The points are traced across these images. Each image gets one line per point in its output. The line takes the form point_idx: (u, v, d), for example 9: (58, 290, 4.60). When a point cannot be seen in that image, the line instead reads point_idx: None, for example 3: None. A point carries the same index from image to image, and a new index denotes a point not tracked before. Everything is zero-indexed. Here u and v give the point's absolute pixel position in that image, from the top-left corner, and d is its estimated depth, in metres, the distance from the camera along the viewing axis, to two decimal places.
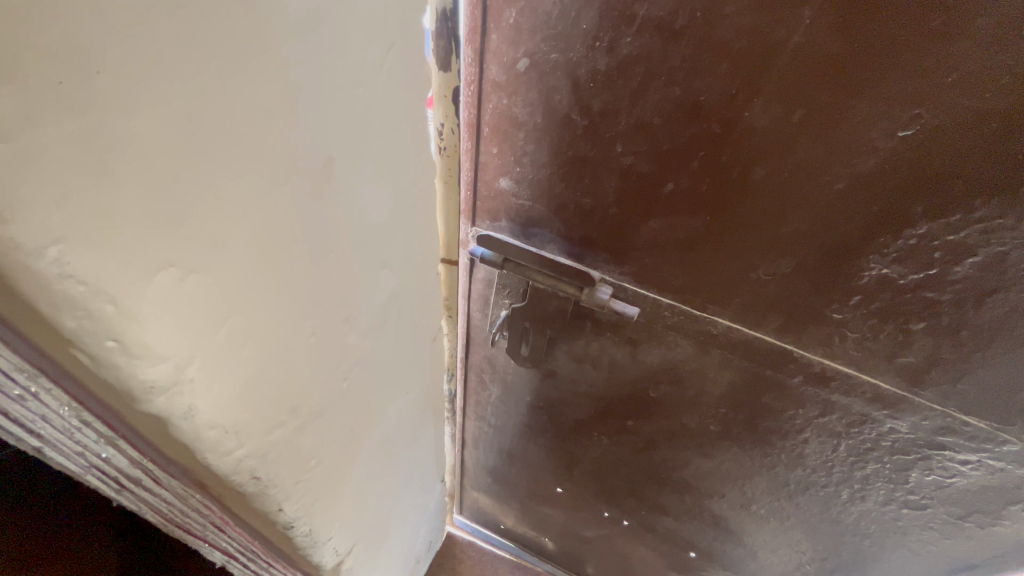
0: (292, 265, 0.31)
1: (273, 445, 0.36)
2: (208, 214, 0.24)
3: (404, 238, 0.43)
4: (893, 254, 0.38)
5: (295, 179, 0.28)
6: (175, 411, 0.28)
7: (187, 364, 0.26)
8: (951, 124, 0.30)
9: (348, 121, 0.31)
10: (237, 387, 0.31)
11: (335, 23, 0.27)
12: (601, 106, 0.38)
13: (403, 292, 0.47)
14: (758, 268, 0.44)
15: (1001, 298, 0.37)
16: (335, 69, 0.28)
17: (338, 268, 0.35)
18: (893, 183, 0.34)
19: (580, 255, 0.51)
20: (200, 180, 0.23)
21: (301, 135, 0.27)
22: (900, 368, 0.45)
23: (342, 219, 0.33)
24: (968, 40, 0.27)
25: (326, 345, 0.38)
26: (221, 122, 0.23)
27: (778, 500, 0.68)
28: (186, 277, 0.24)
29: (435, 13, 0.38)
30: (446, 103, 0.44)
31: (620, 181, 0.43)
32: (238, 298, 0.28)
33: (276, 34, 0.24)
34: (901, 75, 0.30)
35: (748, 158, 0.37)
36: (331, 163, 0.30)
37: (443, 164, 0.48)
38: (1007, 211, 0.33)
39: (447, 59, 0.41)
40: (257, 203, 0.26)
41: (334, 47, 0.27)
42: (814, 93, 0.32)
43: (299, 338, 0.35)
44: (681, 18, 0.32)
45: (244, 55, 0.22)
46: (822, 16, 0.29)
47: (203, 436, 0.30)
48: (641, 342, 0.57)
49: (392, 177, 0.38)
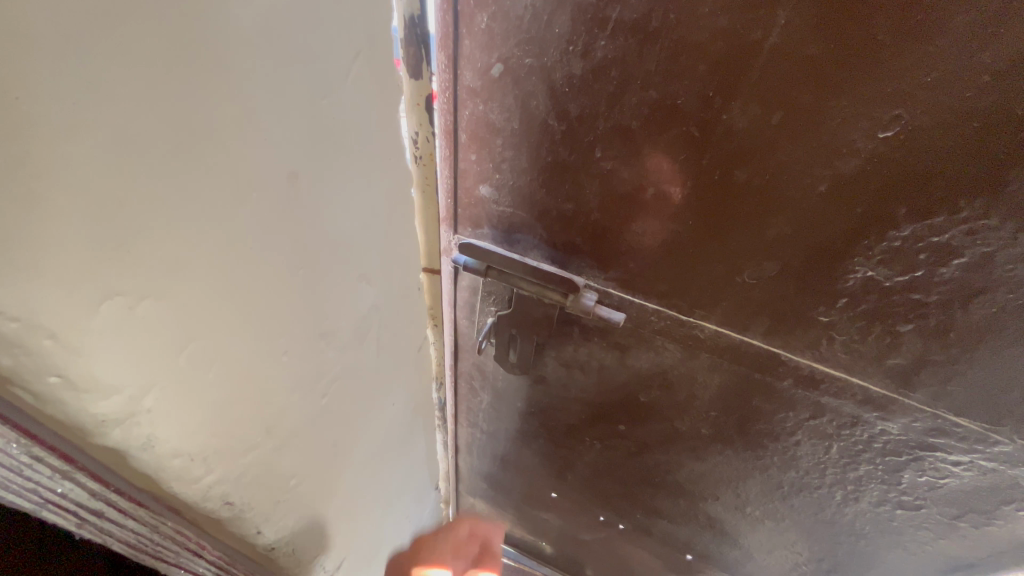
0: (259, 284, 0.30)
1: (248, 468, 0.36)
2: (156, 240, 0.23)
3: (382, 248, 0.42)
4: (877, 256, 0.37)
5: (255, 196, 0.27)
6: (133, 442, 0.27)
7: (144, 394, 0.26)
8: (934, 125, 0.30)
9: (312, 134, 0.29)
10: (200, 412, 0.30)
11: (292, 34, 0.25)
12: (578, 110, 0.38)
13: (384, 303, 0.46)
14: (742, 272, 0.43)
15: (989, 299, 0.36)
16: (297, 79, 0.27)
17: (312, 284, 0.34)
18: (875, 185, 0.33)
19: (564, 261, 0.50)
20: (147, 204, 0.22)
21: (262, 150, 0.26)
22: (890, 369, 0.44)
23: (312, 234, 0.32)
24: (946, 39, 0.27)
25: (302, 363, 0.37)
26: (169, 142, 0.22)
27: (771, 502, 0.67)
28: (136, 304, 0.24)
29: (404, 20, 0.38)
30: (420, 110, 0.43)
31: (601, 186, 0.42)
32: (201, 322, 0.27)
33: (230, 45, 0.22)
34: (882, 74, 0.29)
35: (729, 160, 0.36)
36: (298, 176, 0.29)
37: (420, 172, 0.48)
38: (991, 212, 0.32)
39: (419, 66, 0.40)
40: (215, 224, 0.25)
41: (292, 61, 0.26)
42: (791, 94, 0.31)
43: (272, 359, 0.34)
44: (655, 20, 0.31)
45: (189, 69, 0.21)
46: (799, 16, 0.28)
47: (167, 464, 0.29)
48: (629, 346, 0.56)
49: (365, 189, 0.37)
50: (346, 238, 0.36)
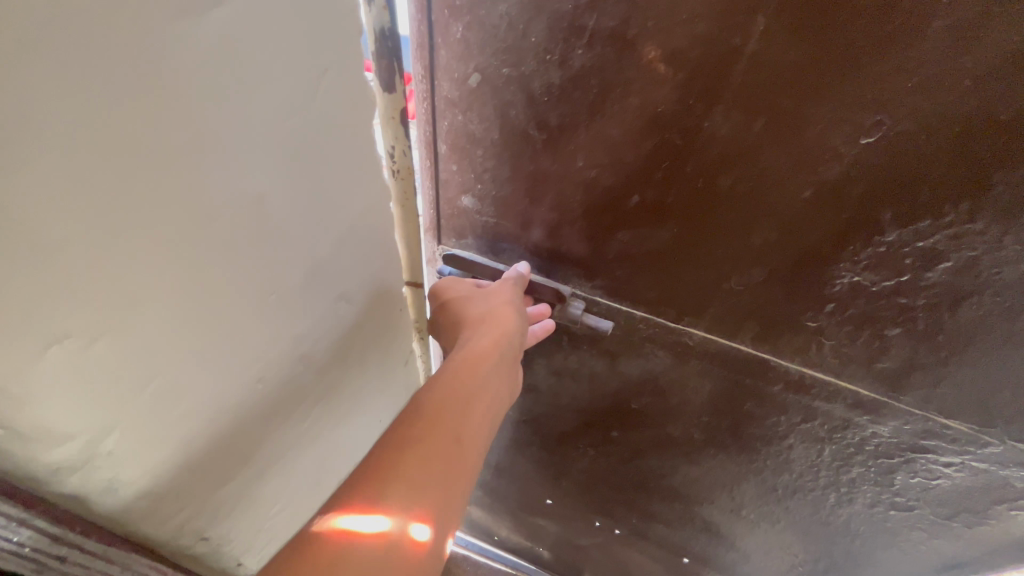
0: (223, 311, 0.29)
1: (220, 501, 0.37)
2: (105, 278, 0.22)
3: (364, 267, 0.40)
4: (863, 262, 0.36)
5: (218, 223, 0.26)
6: (94, 487, 0.28)
7: (101, 438, 0.27)
8: (918, 129, 0.29)
9: (281, 153, 0.28)
10: (160, 447, 0.30)
11: (259, 51, 0.24)
12: (558, 119, 0.37)
13: (368, 321, 0.44)
14: (730, 278, 0.42)
15: (976, 301, 0.36)
16: (265, 100, 0.25)
17: (284, 307, 0.34)
18: (860, 190, 0.33)
19: (551, 270, 0.49)
20: (95, 252, 0.22)
21: (226, 174, 0.25)
22: (880, 373, 0.43)
23: (283, 255, 0.31)
24: (929, 42, 0.26)
25: (277, 384, 0.37)
26: (118, 175, 0.21)
27: (766, 505, 0.66)
28: (89, 346, 0.23)
29: (372, 33, 0.35)
30: (395, 125, 0.40)
31: (585, 194, 0.41)
32: (158, 359, 0.27)
33: (186, 77, 0.21)
34: (865, 78, 0.28)
35: (711, 168, 0.36)
36: (263, 198, 0.28)
37: (398, 186, 0.45)
38: (976, 215, 0.31)
39: (392, 80, 0.37)
40: (171, 255, 0.25)
41: (261, 80, 0.24)
42: (770, 100, 0.31)
43: (244, 386, 0.34)
44: (633, 27, 0.31)
45: (141, 95, 0.20)
46: (777, 21, 0.28)
47: (132, 507, 0.31)
48: (619, 353, 0.55)
49: (343, 206, 0.35)
50: (321, 258, 0.35)
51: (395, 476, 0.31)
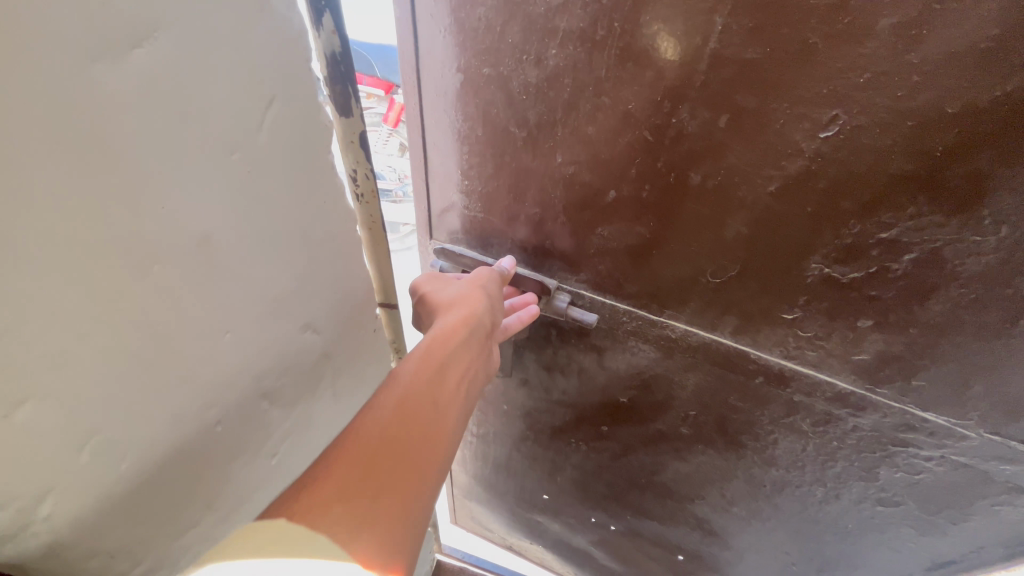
0: (171, 356, 0.31)
1: (182, 548, 0.38)
2: (42, 332, 0.24)
3: (329, 294, 0.42)
4: (832, 254, 0.37)
5: (160, 267, 0.28)
6: (36, 550, 0.29)
7: (41, 501, 0.27)
8: (871, 123, 0.30)
9: (225, 196, 0.30)
10: (107, 504, 0.31)
11: (195, 104, 0.26)
12: (537, 118, 0.39)
13: (339, 350, 0.46)
14: (706, 272, 0.43)
15: (943, 294, 0.36)
16: (205, 148, 0.28)
17: (241, 343, 0.35)
18: (823, 184, 0.34)
19: (537, 264, 0.51)
20: (34, 311, 0.24)
21: (165, 220, 0.27)
22: (857, 366, 0.44)
23: (237, 291, 0.33)
24: (875, 39, 0.28)
25: (239, 415, 0.38)
26: (49, 236, 0.23)
27: (756, 501, 0.66)
28: (18, 406, 0.25)
29: (325, 58, 0.36)
30: (354, 147, 0.41)
31: (565, 191, 0.43)
32: (105, 412, 0.29)
33: (107, 122, 0.23)
34: (818, 76, 0.30)
35: (682, 164, 0.37)
36: (210, 237, 0.30)
37: (363, 211, 0.46)
38: (936, 207, 0.32)
39: (347, 104, 0.38)
40: (113, 301, 0.27)
41: (199, 130, 0.27)
42: (733, 98, 0.32)
43: (203, 431, 0.35)
44: (601, 28, 0.33)
45: (70, 157, 0.23)
46: (734, 22, 0.30)
47: (84, 564, 0.32)
48: (606, 347, 0.56)
49: (303, 229, 0.37)
50: (282, 286, 0.37)
51: (366, 453, 0.32)
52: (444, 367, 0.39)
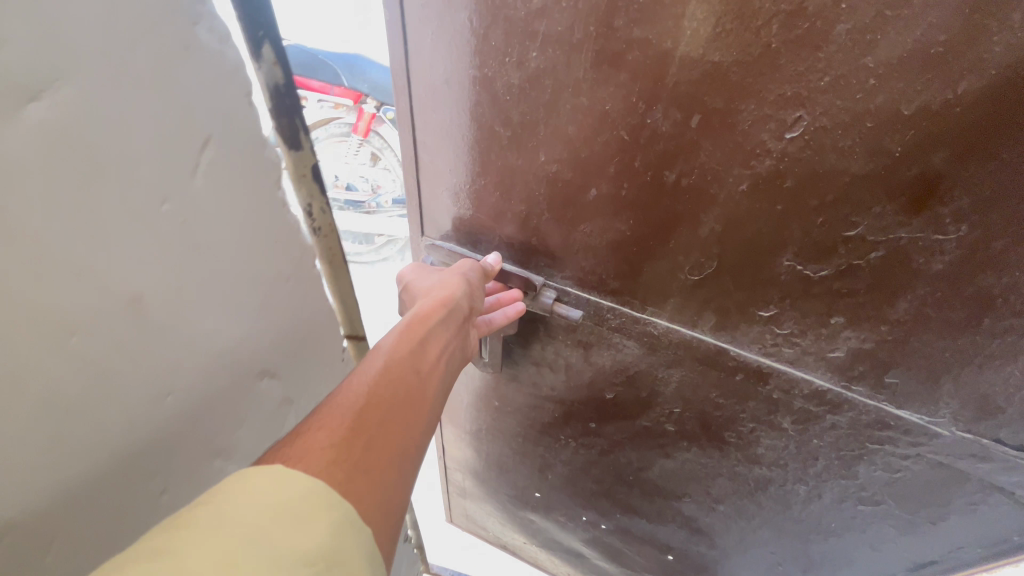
0: (99, 429, 0.29)
1: None
2: None
3: (283, 343, 0.42)
4: (803, 251, 0.38)
5: (83, 335, 0.27)
6: None
7: None
8: (832, 124, 0.32)
9: (154, 255, 0.29)
10: None
11: (111, 169, 0.26)
12: (520, 117, 0.41)
13: (297, 393, 0.46)
14: (683, 269, 0.44)
15: (909, 292, 0.37)
16: (126, 210, 0.27)
17: (181, 406, 0.34)
18: (791, 182, 0.35)
19: (523, 260, 0.52)
20: None
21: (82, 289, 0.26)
22: (831, 363, 0.45)
23: (173, 350, 0.32)
24: (834, 44, 0.29)
25: (184, 479, 0.37)
26: None
27: (741, 500, 0.67)
28: None
29: (266, 90, 0.35)
30: (307, 180, 0.40)
31: (548, 189, 0.44)
32: (27, 502, 0.27)
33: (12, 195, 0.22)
34: (782, 79, 0.31)
35: (658, 163, 0.38)
36: (139, 297, 0.29)
37: (322, 245, 0.44)
38: (898, 205, 0.33)
39: (296, 136, 0.38)
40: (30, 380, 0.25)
41: (119, 193, 0.27)
42: (703, 99, 0.34)
43: (143, 498, 0.34)
44: (577, 32, 0.35)
45: None
46: (701, 27, 0.31)
47: None
48: (591, 343, 0.58)
49: (248, 277, 0.36)
50: (225, 342, 0.36)
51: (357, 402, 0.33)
52: (426, 342, 0.41)
